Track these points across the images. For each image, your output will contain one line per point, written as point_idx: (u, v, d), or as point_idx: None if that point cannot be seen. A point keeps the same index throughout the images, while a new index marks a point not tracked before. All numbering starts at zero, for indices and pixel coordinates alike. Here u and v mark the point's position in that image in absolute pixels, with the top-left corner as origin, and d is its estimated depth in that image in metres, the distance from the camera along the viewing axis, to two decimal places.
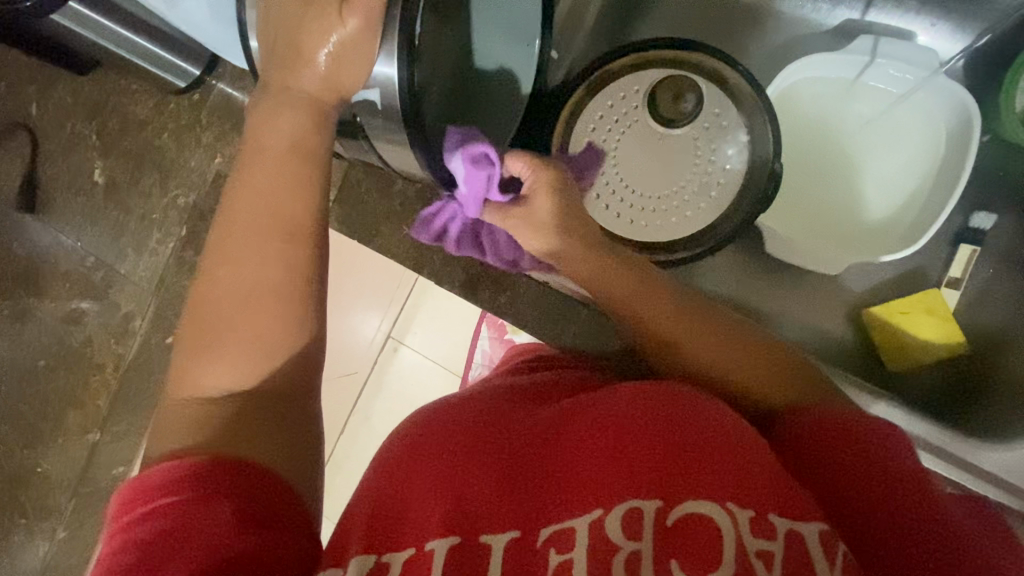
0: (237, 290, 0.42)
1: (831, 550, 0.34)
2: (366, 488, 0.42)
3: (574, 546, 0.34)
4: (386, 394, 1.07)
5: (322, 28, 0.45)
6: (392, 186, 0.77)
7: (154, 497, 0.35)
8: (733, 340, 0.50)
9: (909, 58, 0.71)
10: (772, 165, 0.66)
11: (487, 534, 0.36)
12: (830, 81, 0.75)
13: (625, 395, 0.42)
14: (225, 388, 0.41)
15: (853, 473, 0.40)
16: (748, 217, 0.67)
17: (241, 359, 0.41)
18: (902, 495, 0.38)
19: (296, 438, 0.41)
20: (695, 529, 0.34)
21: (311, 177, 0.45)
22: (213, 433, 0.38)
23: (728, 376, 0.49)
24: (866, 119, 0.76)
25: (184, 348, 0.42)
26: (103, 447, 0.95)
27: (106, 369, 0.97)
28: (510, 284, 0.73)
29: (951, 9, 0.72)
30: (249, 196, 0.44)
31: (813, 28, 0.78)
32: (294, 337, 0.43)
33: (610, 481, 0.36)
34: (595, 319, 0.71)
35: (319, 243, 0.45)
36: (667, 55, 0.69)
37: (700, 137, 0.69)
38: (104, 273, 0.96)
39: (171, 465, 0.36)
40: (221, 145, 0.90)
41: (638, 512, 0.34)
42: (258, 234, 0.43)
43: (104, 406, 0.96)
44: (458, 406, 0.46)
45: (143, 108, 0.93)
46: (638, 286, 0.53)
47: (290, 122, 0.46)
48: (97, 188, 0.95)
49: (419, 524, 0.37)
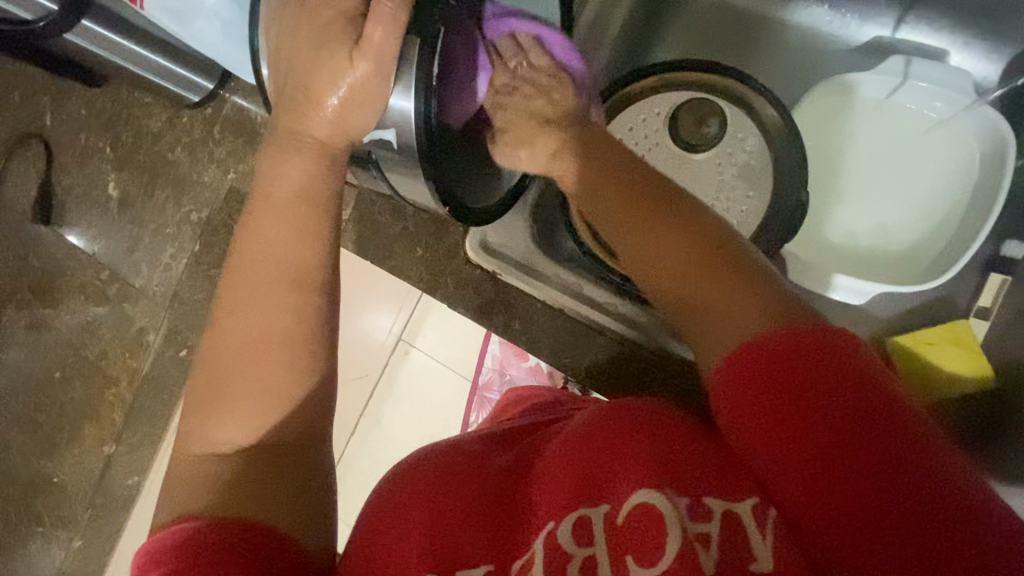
0: (245, 342, 0.42)
1: (762, 521, 0.34)
2: (352, 543, 0.41)
3: (536, 566, 0.34)
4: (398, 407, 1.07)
5: (335, 70, 0.45)
6: (405, 208, 0.76)
7: (168, 560, 0.35)
8: (710, 250, 0.40)
9: (941, 78, 0.69)
10: (798, 196, 0.64)
11: (462, 569, 0.35)
12: (860, 99, 0.73)
13: (585, 415, 0.43)
14: (235, 445, 0.41)
15: (797, 423, 0.34)
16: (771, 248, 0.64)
17: (249, 412, 0.41)
18: (865, 450, 0.32)
19: (309, 491, 0.41)
20: (641, 521, 0.33)
21: (319, 223, 0.44)
22: (227, 497, 0.38)
23: (666, 282, 0.41)
24: (894, 141, 0.73)
25: (195, 401, 0.42)
26: (117, 459, 0.96)
27: (121, 382, 0.97)
28: (524, 309, 0.72)
29: (985, 29, 0.69)
30: (257, 245, 0.43)
31: (841, 44, 0.76)
32: (308, 385, 0.43)
33: (564, 492, 0.37)
34: (611, 347, 0.70)
35: (329, 292, 0.44)
36: (691, 76, 0.66)
37: (722, 163, 0.67)
38: (119, 285, 0.96)
39: (184, 529, 0.36)
40: (234, 159, 0.90)
41: (587, 521, 0.35)
42: (267, 284, 0.43)
43: (119, 418, 0.97)
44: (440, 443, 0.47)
45: (157, 121, 0.92)
46: (631, 214, 0.44)
47: (298, 166, 0.45)
48: (111, 201, 0.95)
49: (392, 563, 0.37)
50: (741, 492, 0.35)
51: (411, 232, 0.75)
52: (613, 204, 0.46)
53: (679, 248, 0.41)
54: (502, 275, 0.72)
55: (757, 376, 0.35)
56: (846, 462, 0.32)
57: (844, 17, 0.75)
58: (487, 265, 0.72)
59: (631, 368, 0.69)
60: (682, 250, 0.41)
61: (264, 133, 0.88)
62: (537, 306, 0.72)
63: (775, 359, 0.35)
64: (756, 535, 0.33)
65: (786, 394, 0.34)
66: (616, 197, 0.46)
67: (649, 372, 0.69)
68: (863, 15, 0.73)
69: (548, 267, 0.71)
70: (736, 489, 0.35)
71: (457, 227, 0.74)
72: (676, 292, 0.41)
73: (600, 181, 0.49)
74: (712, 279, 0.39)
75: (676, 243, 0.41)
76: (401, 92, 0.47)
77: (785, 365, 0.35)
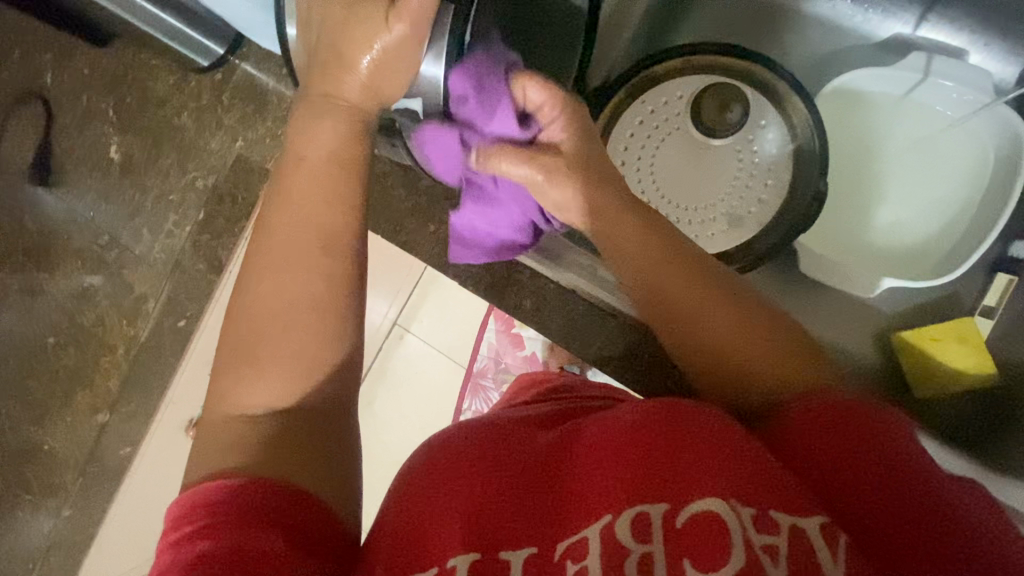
0: (276, 309, 0.42)
1: (833, 541, 0.33)
2: (388, 511, 0.42)
3: (589, 554, 0.34)
4: (393, 385, 1.04)
5: (368, 35, 0.45)
6: (419, 182, 0.76)
7: (202, 515, 0.36)
8: (758, 319, 0.46)
9: (961, 77, 0.69)
10: (816, 188, 0.64)
11: (508, 549, 0.36)
12: (879, 93, 0.73)
13: (634, 407, 0.41)
14: (268, 407, 0.41)
15: (859, 461, 0.37)
16: (785, 239, 0.65)
17: (281, 374, 0.42)
18: (913, 484, 0.36)
19: (336, 452, 0.41)
20: (704, 526, 0.33)
21: (350, 187, 0.45)
22: (257, 458, 0.38)
23: (726, 352, 0.45)
24: (913, 137, 0.74)
25: (226, 364, 0.42)
26: (111, 428, 0.94)
27: (117, 350, 0.95)
28: (537, 289, 0.72)
29: (1007, 31, 0.69)
30: (289, 210, 0.44)
31: (862, 39, 0.76)
32: (327, 351, 0.43)
33: (616, 486, 0.36)
34: (623, 331, 0.70)
35: (360, 253, 0.45)
36: (716, 58, 0.66)
37: (742, 150, 0.67)
38: (117, 252, 0.95)
39: (227, 484, 0.37)
40: (243, 127, 0.87)
41: (646, 516, 0.35)
42: (298, 246, 0.43)
43: (114, 386, 0.95)
44: (474, 423, 0.46)
45: (164, 85, 0.90)
46: (678, 276, 0.46)
47: (330, 130, 0.45)
48: (112, 165, 0.93)
49: (441, 543, 0.37)
50: (806, 507, 0.34)
51: (425, 208, 0.75)
52: (656, 260, 0.47)
53: (732, 317, 0.46)
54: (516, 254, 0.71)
55: (820, 423, 0.39)
56: (903, 495, 0.36)
57: (866, 12, 0.74)
58: None
59: (642, 353, 0.69)
60: (735, 323, 0.45)
61: (275, 101, 0.86)
62: (551, 287, 0.72)
63: (821, 410, 0.40)
64: (826, 551, 0.33)
65: (839, 431, 0.38)
66: (653, 241, 0.47)
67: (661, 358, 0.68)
68: (885, 11, 0.73)
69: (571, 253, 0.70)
70: (803, 504, 0.34)
71: None
72: (738, 365, 0.45)
73: (623, 212, 0.49)
74: (761, 348, 0.45)
75: (728, 311, 0.46)
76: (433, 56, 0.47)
77: (838, 411, 0.39)
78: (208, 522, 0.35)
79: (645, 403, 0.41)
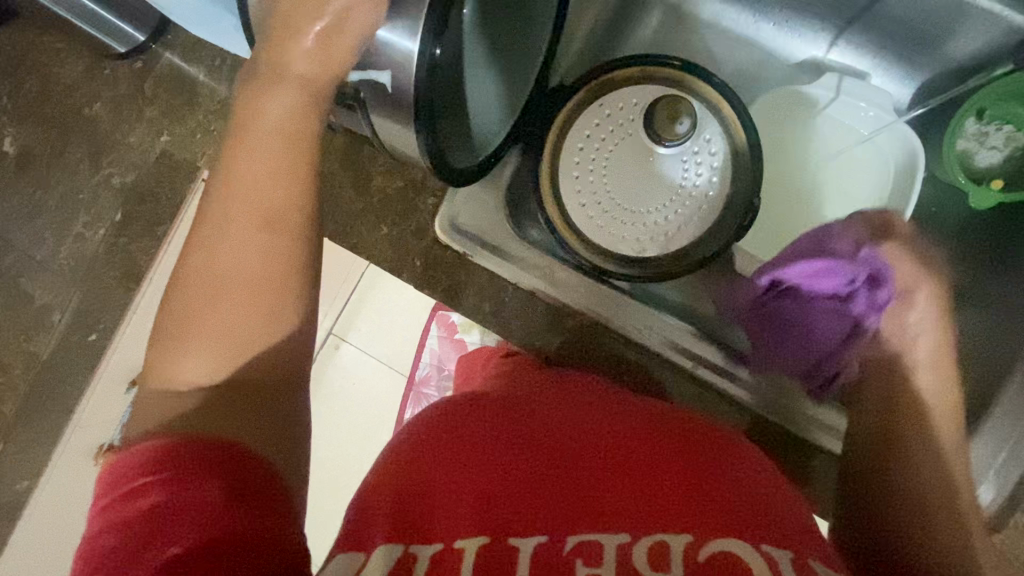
0: (211, 283, 0.42)
1: None
2: (397, 486, 0.43)
3: (605, 560, 0.36)
4: (324, 399, 0.88)
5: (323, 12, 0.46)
6: (370, 185, 0.81)
7: (142, 476, 0.36)
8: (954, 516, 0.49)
9: (872, 99, 0.78)
10: (750, 200, 0.69)
11: (517, 536, 0.38)
12: (797, 108, 0.81)
13: (677, 438, 0.45)
14: (200, 381, 0.41)
15: None
16: (716, 250, 0.70)
17: (214, 349, 0.41)
18: None
19: (279, 427, 0.42)
20: (725, 568, 0.36)
21: (293, 162, 0.45)
22: (192, 423, 0.39)
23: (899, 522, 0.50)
24: (835, 148, 0.80)
25: (160, 337, 0.42)
26: (4, 460, 0.82)
27: (14, 370, 0.84)
28: (496, 292, 0.79)
29: (902, 59, 0.78)
30: (230, 180, 0.44)
31: (782, 59, 0.83)
32: (270, 334, 0.43)
33: (642, 497, 0.39)
34: (576, 333, 0.79)
35: (306, 237, 0.45)
36: (666, 72, 0.71)
37: (687, 160, 0.71)
38: (14, 257, 0.84)
39: (163, 442, 0.37)
40: (168, 121, 0.80)
41: (666, 543, 0.37)
42: (239, 227, 0.43)
43: (10, 411, 0.83)
44: (510, 405, 0.49)
45: (72, 71, 0.82)
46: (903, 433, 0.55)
47: (279, 102, 0.46)
48: (7, 159, 0.83)
49: (462, 524, 0.39)
50: (821, 556, 0.38)
51: (377, 210, 0.80)
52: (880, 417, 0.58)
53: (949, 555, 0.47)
54: (468, 253, 0.77)
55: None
56: None
57: (784, 35, 0.82)
58: (454, 244, 0.77)
59: (598, 356, 0.79)
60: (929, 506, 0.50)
61: (206, 94, 0.80)
62: (510, 291, 0.79)
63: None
64: None
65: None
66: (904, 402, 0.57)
67: (613, 363, 0.79)
68: (802, 35, 0.81)
69: (517, 248, 0.76)
70: (821, 556, 0.39)
71: (426, 207, 0.80)
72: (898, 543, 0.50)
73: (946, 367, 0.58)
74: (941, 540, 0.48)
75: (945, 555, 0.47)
76: (408, 31, 0.46)
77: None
78: (162, 476, 0.36)
79: (693, 439, 0.45)
